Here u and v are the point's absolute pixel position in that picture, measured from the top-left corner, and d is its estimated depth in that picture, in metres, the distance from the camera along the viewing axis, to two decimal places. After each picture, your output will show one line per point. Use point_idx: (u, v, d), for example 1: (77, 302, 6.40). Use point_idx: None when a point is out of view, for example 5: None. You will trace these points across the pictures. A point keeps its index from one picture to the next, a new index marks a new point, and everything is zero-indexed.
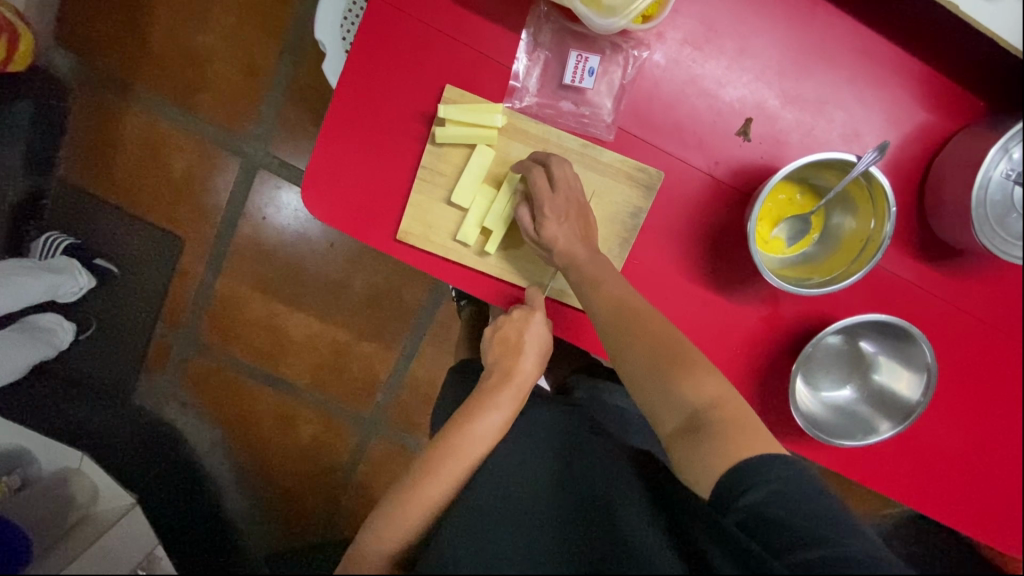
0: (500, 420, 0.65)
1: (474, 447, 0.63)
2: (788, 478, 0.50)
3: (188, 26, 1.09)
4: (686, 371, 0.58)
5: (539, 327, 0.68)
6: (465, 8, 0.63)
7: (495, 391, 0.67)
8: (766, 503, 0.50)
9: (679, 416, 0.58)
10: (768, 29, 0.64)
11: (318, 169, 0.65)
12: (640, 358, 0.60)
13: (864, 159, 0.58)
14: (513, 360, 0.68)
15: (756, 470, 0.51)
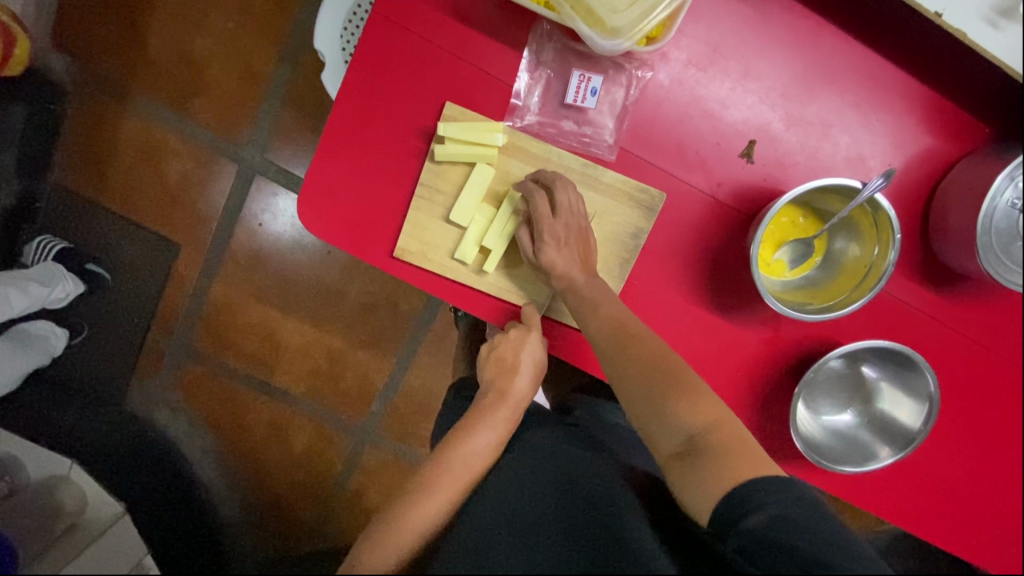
0: (493, 440, 0.67)
1: (469, 468, 0.64)
2: (787, 500, 0.48)
3: (189, 35, 1.29)
4: (686, 397, 0.58)
5: (534, 349, 0.68)
6: (467, 25, 0.63)
7: (490, 411, 0.68)
8: (770, 527, 0.47)
9: (676, 438, 0.57)
10: (774, 51, 0.63)
11: (315, 184, 0.65)
12: (638, 381, 0.60)
13: (870, 186, 0.57)
14: (509, 379, 0.69)
15: (759, 491, 0.49)
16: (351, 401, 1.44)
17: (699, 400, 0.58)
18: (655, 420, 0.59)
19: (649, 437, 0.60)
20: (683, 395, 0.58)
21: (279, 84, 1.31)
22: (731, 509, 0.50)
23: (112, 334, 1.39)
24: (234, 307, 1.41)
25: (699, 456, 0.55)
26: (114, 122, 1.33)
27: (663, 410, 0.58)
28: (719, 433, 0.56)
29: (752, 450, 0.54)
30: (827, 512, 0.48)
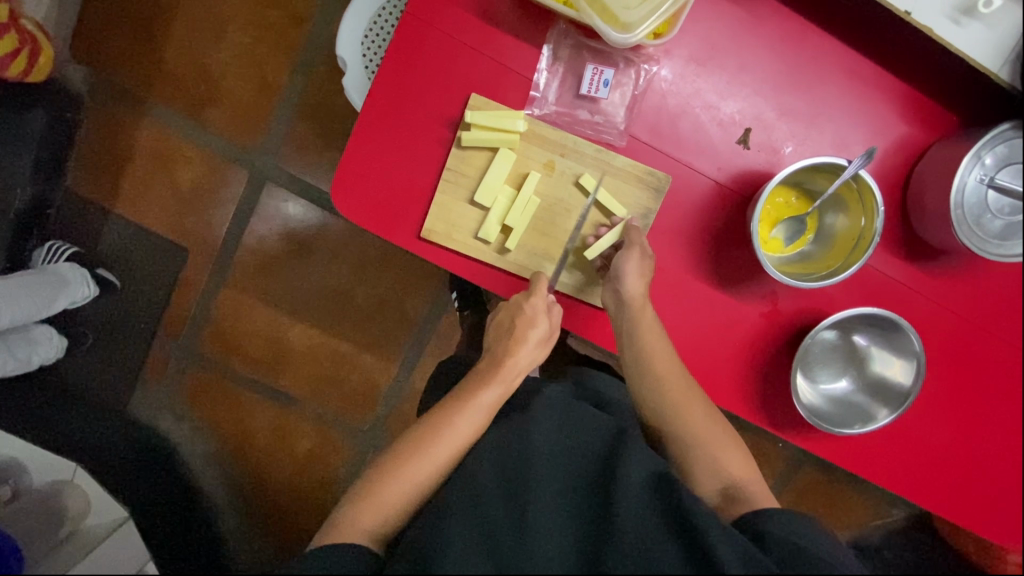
0: (492, 400, 0.71)
1: (462, 433, 0.68)
2: (779, 516, 0.60)
3: (206, 48, 1.35)
4: (719, 447, 0.69)
5: (535, 314, 0.71)
6: (490, 24, 0.69)
7: (489, 372, 0.72)
8: (783, 530, 0.58)
9: (716, 484, 0.67)
10: (766, 48, 0.70)
11: (348, 171, 0.70)
12: (677, 417, 0.70)
13: (855, 164, 0.64)
14: (508, 344, 0.73)
15: (775, 513, 0.61)
16: (356, 403, 1.47)
17: (738, 457, 0.69)
18: (700, 464, 0.68)
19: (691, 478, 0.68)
20: (720, 450, 0.69)
21: (293, 95, 1.37)
22: (752, 519, 0.61)
23: (120, 338, 1.40)
24: (241, 311, 1.44)
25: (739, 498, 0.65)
26: (129, 131, 1.37)
27: (709, 453, 0.68)
28: (755, 487, 0.67)
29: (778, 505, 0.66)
30: (814, 521, 0.60)
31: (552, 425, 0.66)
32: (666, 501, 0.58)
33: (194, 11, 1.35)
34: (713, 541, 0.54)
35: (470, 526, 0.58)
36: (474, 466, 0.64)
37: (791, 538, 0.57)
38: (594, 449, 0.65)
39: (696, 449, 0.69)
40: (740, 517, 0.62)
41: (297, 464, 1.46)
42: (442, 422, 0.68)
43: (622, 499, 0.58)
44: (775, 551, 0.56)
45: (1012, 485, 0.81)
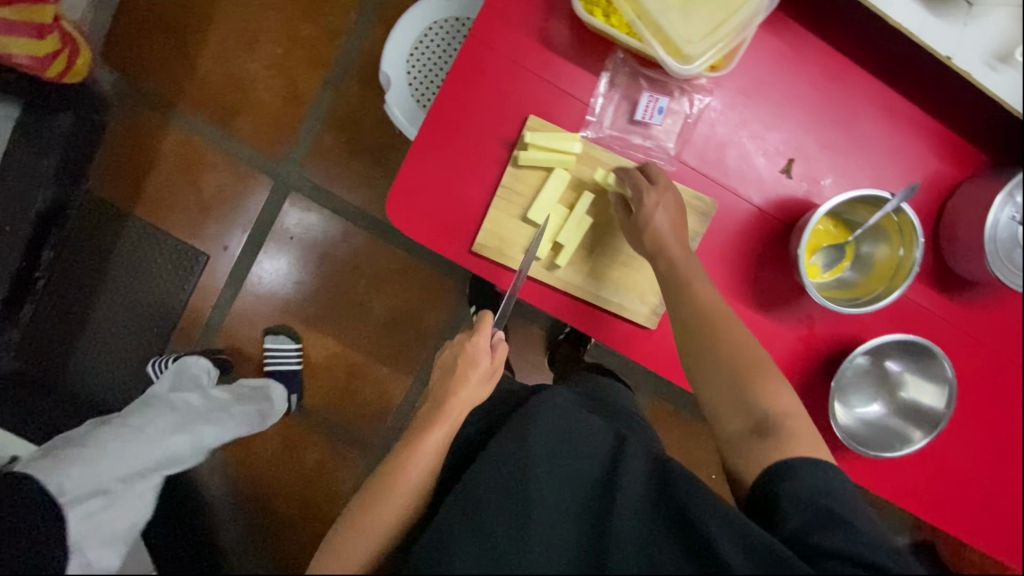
0: (441, 439, 0.74)
1: (418, 472, 0.72)
2: (814, 472, 0.58)
3: (238, 57, 1.37)
4: (764, 384, 0.64)
5: (476, 352, 0.79)
6: (550, 51, 0.72)
7: (435, 414, 0.76)
8: (811, 493, 0.57)
9: (745, 421, 0.63)
10: (811, 84, 0.74)
11: (405, 184, 0.72)
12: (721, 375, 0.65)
13: (898, 197, 0.67)
14: (449, 383, 0.78)
15: (804, 464, 0.58)
16: (367, 415, 1.46)
17: (782, 391, 0.64)
18: (732, 402, 0.64)
19: (715, 411, 0.66)
20: (771, 387, 0.64)
21: (323, 106, 1.39)
22: (775, 477, 0.59)
23: (133, 342, 1.39)
24: (257, 319, 1.43)
25: (769, 437, 0.61)
26: (156, 136, 1.38)
27: (750, 391, 0.64)
28: (791, 422, 0.62)
29: (816, 444, 0.62)
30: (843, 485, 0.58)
31: (551, 432, 0.67)
32: (661, 503, 0.61)
33: (231, 23, 1.37)
34: (712, 536, 0.56)
35: (472, 532, 0.59)
36: (474, 478, 0.65)
37: (817, 502, 0.56)
38: (594, 458, 0.66)
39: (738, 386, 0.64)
40: (767, 469, 0.60)
41: (304, 476, 1.45)
42: (395, 466, 0.71)
43: (620, 508, 0.60)
44: (797, 519, 0.56)
45: None
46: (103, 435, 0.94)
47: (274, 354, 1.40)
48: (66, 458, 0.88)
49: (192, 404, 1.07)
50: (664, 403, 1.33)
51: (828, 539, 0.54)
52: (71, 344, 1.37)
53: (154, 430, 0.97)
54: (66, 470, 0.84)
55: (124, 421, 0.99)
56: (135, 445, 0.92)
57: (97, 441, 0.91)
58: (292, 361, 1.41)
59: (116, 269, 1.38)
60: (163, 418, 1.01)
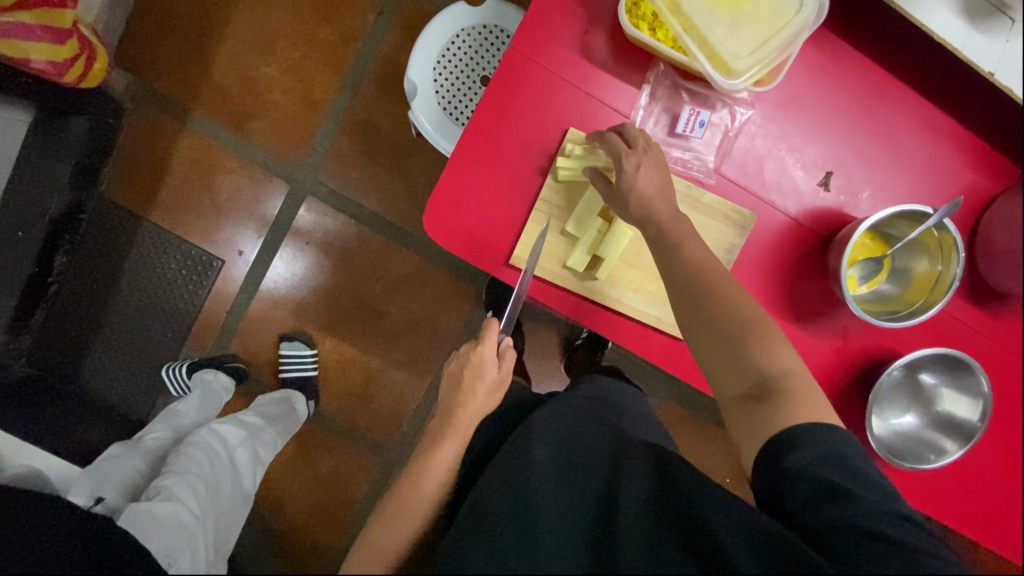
0: (452, 456, 0.74)
1: (425, 492, 0.71)
2: (819, 444, 0.54)
3: (254, 61, 1.36)
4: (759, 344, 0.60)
5: (483, 364, 0.81)
6: (591, 63, 0.71)
7: (445, 428, 0.77)
8: (814, 465, 0.53)
9: (745, 384, 0.60)
10: (851, 98, 0.73)
11: (443, 198, 0.72)
12: (714, 340, 0.60)
13: (940, 213, 0.67)
14: (457, 397, 0.79)
15: (807, 431, 0.55)
16: (383, 420, 1.45)
17: (784, 350, 0.60)
18: (727, 363, 0.60)
19: (715, 380, 0.62)
20: (773, 342, 0.60)
21: (340, 111, 1.38)
22: (777, 452, 0.55)
23: (146, 347, 1.38)
24: (271, 324, 1.42)
25: (772, 400, 0.58)
26: (169, 141, 1.36)
27: (743, 355, 0.59)
28: (795, 380, 0.58)
29: (822, 406, 0.58)
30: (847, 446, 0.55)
31: (555, 442, 0.64)
32: (663, 497, 0.58)
33: (246, 28, 1.35)
34: (719, 536, 0.53)
35: (474, 551, 0.55)
36: (479, 491, 0.62)
37: (823, 474, 0.52)
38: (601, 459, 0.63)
39: (727, 351, 0.60)
40: (775, 436, 0.56)
41: (319, 481, 1.44)
42: (410, 478, 0.72)
43: (625, 510, 0.56)
44: (800, 494, 0.53)
45: None
46: (173, 487, 0.90)
47: (292, 363, 1.39)
48: (159, 520, 0.86)
49: (231, 441, 1.04)
50: (681, 407, 1.33)
51: (831, 512, 0.51)
52: (83, 351, 1.35)
53: (215, 483, 0.96)
54: (167, 539, 0.85)
55: (177, 467, 0.95)
56: (207, 506, 0.91)
57: (175, 500, 0.88)
58: (309, 369, 1.40)
59: (129, 274, 1.37)
60: (217, 464, 0.99)
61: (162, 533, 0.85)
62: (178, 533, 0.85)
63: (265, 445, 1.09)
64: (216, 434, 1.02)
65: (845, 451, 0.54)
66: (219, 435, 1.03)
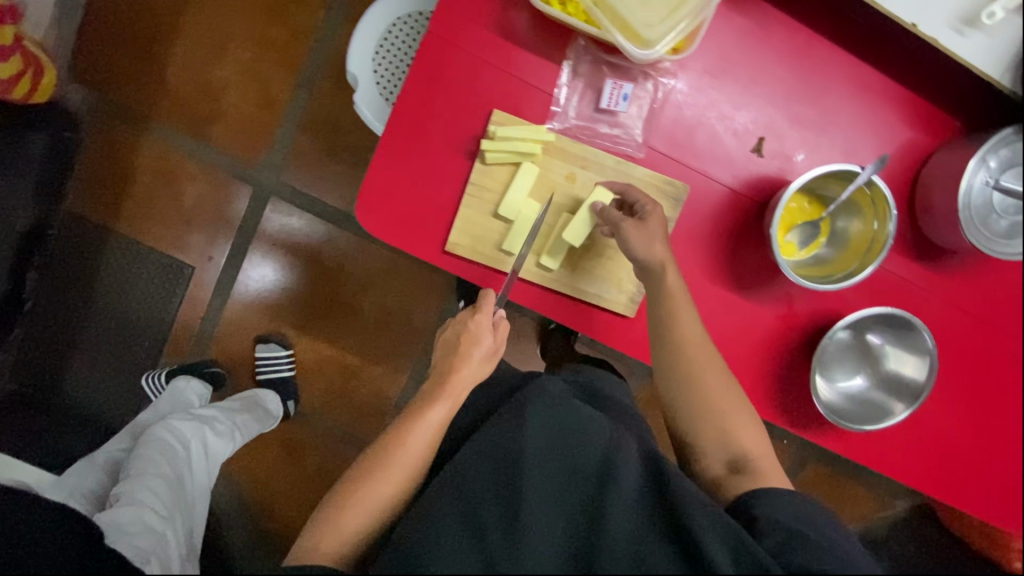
0: (443, 417, 0.72)
1: (418, 448, 0.71)
2: (789, 504, 0.64)
3: (206, 65, 1.35)
4: (736, 422, 0.72)
5: (479, 331, 0.75)
6: (511, 42, 0.70)
7: (438, 389, 0.74)
8: (780, 516, 0.62)
9: (721, 457, 0.72)
10: (777, 61, 0.72)
11: (373, 188, 0.72)
12: (693, 401, 0.72)
13: (868, 170, 0.66)
14: (451, 360, 0.75)
15: (777, 496, 0.65)
16: (365, 414, 1.46)
17: (754, 432, 0.72)
18: (713, 433, 0.72)
19: (698, 452, 0.73)
20: (739, 423, 0.72)
21: (297, 109, 1.37)
22: (747, 505, 0.65)
23: (125, 357, 1.39)
24: (246, 327, 1.43)
25: (745, 473, 0.70)
26: (129, 150, 1.36)
27: (724, 424, 0.72)
28: (764, 462, 0.70)
29: (784, 480, 0.70)
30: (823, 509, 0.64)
31: (547, 423, 0.67)
32: (654, 497, 0.63)
33: (196, 32, 1.35)
34: (703, 539, 0.57)
35: (457, 519, 0.60)
36: (466, 463, 0.66)
37: (792, 524, 0.61)
38: (591, 441, 0.66)
39: (715, 420, 0.72)
40: (740, 500, 0.67)
41: (307, 478, 1.45)
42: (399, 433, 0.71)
43: (611, 498, 0.60)
44: (776, 536, 0.60)
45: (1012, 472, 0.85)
46: (135, 491, 0.93)
47: (266, 364, 1.40)
48: (126, 527, 0.86)
49: (186, 434, 1.10)
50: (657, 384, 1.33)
51: (794, 558, 0.57)
52: (63, 364, 1.36)
53: (178, 478, 1.00)
54: (135, 541, 0.84)
55: (137, 470, 0.99)
56: (174, 502, 0.95)
57: (140, 505, 0.90)
58: (285, 369, 1.41)
59: (103, 286, 1.38)
60: (177, 461, 1.03)
61: (130, 535, 0.85)
62: (146, 536, 0.85)
63: (233, 433, 1.19)
64: (170, 431, 1.08)
65: (816, 510, 0.63)
66: (174, 431, 1.09)
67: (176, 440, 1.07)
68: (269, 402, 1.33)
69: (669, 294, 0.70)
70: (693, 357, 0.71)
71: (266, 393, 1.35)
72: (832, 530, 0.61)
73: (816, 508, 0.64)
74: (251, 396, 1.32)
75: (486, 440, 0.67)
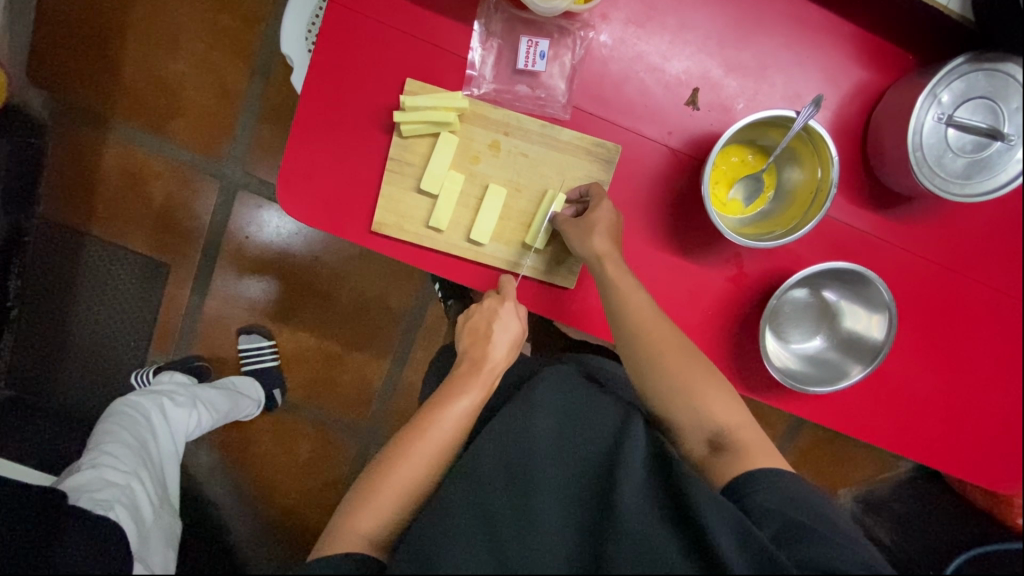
0: (471, 405, 0.70)
1: (444, 433, 0.68)
2: (778, 486, 0.60)
3: (162, 57, 1.29)
4: (713, 396, 0.67)
5: (509, 318, 0.72)
6: (418, 6, 0.67)
7: (468, 379, 0.71)
8: (772, 504, 0.58)
9: (700, 439, 0.67)
10: (704, 4, 0.68)
11: (290, 172, 0.68)
12: (660, 384, 0.67)
13: (804, 114, 0.62)
14: (483, 347, 0.73)
15: (767, 475, 0.61)
16: (352, 401, 1.41)
17: (727, 403, 0.67)
18: (685, 411, 0.67)
19: (678, 432, 0.68)
20: (712, 394, 0.67)
21: (253, 100, 1.32)
22: (739, 492, 0.61)
23: (109, 359, 1.33)
24: (227, 321, 1.38)
25: (726, 451, 0.65)
26: (95, 152, 1.31)
27: (694, 403, 0.66)
28: (745, 434, 0.66)
29: (772, 454, 0.65)
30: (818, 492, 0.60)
31: (556, 413, 0.67)
32: (660, 485, 0.60)
33: (146, 22, 1.28)
34: (711, 530, 0.54)
35: (469, 508, 0.58)
36: (475, 457, 0.63)
37: (788, 513, 0.57)
38: (602, 431, 0.65)
39: (683, 400, 0.66)
40: (731, 483, 0.62)
41: (299, 468, 1.39)
42: (429, 415, 0.69)
43: (622, 485, 0.58)
44: (770, 526, 0.56)
45: (990, 425, 0.81)
46: (96, 455, 0.86)
47: (249, 355, 1.35)
48: (86, 484, 0.80)
49: (145, 407, 1.02)
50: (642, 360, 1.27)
51: (802, 551, 0.53)
52: (50, 372, 1.31)
53: (141, 444, 0.94)
54: (96, 495, 0.78)
55: (98, 441, 0.92)
56: (137, 461, 0.88)
57: (100, 466, 0.83)
58: (268, 360, 1.36)
59: (85, 289, 1.32)
60: (137, 430, 0.97)
61: (92, 492, 0.79)
62: (109, 490, 0.80)
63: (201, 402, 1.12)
64: (126, 405, 1.01)
65: (809, 494, 0.59)
66: (133, 406, 1.01)
67: (138, 414, 1.00)
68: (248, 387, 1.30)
69: (603, 263, 0.67)
70: (637, 327, 0.67)
71: (239, 378, 1.31)
72: (829, 518, 0.56)
73: (805, 489, 0.60)
74: (228, 380, 1.29)
75: (496, 435, 0.64)
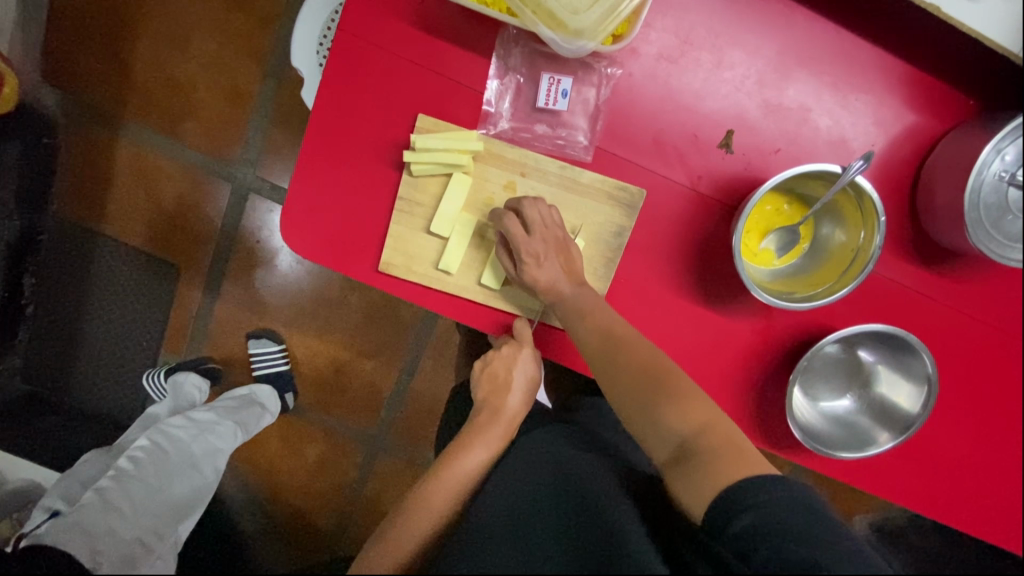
0: (486, 457, 0.69)
1: (459, 484, 0.67)
2: (778, 502, 0.49)
3: (174, 57, 1.25)
4: (672, 402, 0.59)
5: (526, 364, 0.70)
6: (433, 37, 0.63)
7: (480, 427, 0.71)
8: (758, 527, 0.49)
9: (667, 449, 0.59)
10: (744, 40, 0.63)
11: (295, 206, 0.64)
12: (642, 422, 0.61)
13: (852, 169, 0.57)
14: (502, 395, 0.73)
15: (751, 487, 0.51)
16: (361, 409, 1.35)
17: (692, 407, 0.59)
18: (651, 431, 0.60)
19: (646, 442, 0.61)
20: (679, 403, 0.59)
21: (266, 102, 1.26)
22: (727, 505, 0.51)
23: (117, 360, 1.29)
24: (238, 326, 1.33)
25: (692, 462, 0.56)
26: (108, 151, 1.26)
27: (655, 416, 0.59)
28: (708, 439, 0.56)
29: (744, 456, 0.55)
30: (821, 505, 0.50)
31: (551, 469, 0.65)
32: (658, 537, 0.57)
33: (160, 20, 1.24)
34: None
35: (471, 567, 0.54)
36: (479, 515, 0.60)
37: (782, 542, 0.47)
38: (599, 480, 0.62)
39: (643, 419, 0.61)
40: (716, 499, 0.52)
41: (307, 471, 1.36)
42: (447, 465, 0.68)
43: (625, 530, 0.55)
44: (760, 555, 0.47)
45: None
46: (116, 500, 0.84)
47: (259, 360, 1.30)
48: (95, 537, 0.80)
49: (184, 438, 0.98)
50: None
51: None
52: (66, 369, 1.27)
53: (163, 489, 0.90)
54: (100, 549, 0.80)
55: (124, 472, 0.89)
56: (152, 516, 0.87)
57: (116, 518, 0.83)
58: (279, 364, 1.31)
59: (96, 290, 1.28)
60: (166, 467, 0.92)
61: (97, 544, 0.80)
62: (112, 543, 0.81)
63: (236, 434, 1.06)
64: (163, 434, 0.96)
65: (818, 519, 0.48)
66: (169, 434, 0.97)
67: (169, 447, 0.95)
68: (264, 396, 1.25)
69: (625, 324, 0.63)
70: (646, 374, 0.60)
71: (257, 386, 1.26)
72: (841, 548, 0.46)
73: (815, 507, 0.49)
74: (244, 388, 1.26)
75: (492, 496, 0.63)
